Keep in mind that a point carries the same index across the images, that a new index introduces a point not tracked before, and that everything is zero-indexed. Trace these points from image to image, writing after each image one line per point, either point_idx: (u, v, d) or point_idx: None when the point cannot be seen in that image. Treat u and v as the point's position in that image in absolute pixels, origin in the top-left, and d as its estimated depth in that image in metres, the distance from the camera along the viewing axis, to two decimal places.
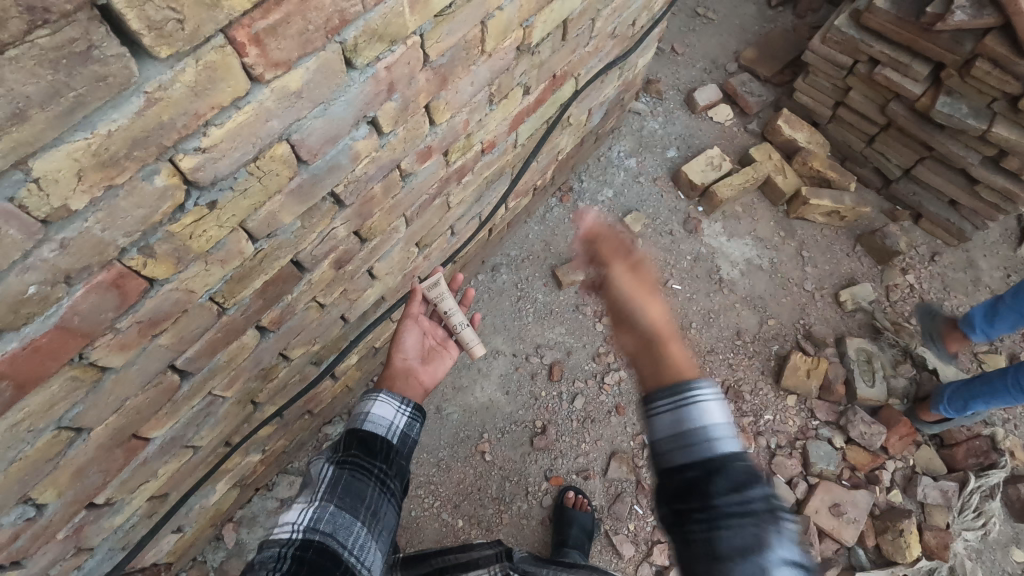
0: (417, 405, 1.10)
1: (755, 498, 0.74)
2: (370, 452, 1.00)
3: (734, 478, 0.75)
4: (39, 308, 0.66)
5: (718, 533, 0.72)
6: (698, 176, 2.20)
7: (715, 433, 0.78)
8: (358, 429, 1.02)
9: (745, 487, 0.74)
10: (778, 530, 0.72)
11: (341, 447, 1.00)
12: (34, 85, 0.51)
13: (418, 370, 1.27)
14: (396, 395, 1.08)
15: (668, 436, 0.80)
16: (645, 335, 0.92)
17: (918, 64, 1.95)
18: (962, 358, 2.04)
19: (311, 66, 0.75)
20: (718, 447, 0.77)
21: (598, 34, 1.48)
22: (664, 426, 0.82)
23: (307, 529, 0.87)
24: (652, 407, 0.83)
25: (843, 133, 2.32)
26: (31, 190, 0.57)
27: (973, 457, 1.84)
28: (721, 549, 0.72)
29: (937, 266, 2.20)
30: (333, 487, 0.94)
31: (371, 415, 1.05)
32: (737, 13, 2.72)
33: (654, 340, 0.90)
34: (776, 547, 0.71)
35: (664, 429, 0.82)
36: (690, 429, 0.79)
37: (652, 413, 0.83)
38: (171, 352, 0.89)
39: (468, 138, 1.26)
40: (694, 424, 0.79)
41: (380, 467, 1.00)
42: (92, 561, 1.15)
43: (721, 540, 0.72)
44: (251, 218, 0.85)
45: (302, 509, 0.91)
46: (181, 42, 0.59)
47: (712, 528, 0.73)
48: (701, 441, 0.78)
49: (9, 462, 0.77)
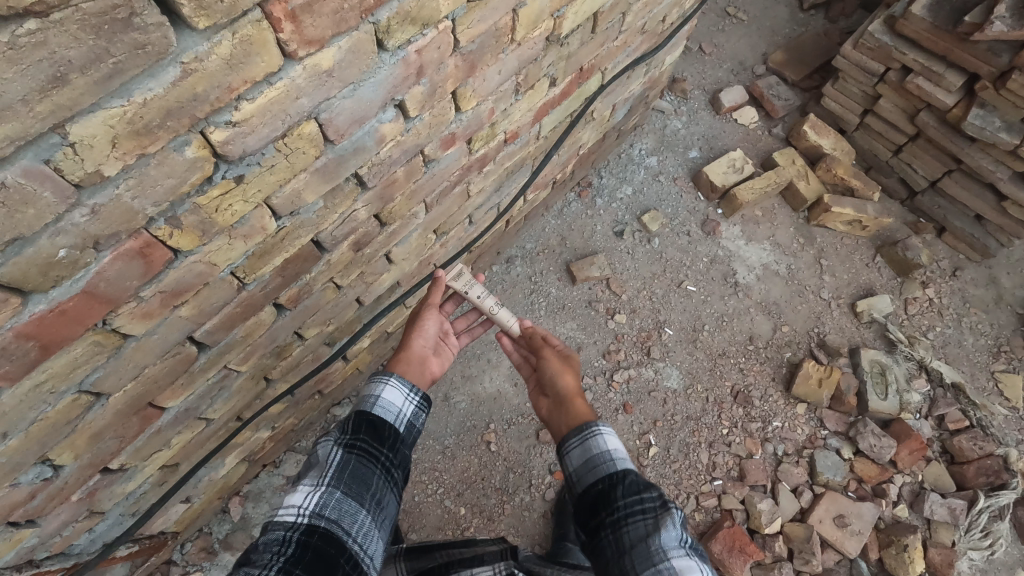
0: (424, 395, 1.12)
1: (646, 497, 0.96)
2: (379, 439, 1.01)
3: (628, 485, 0.99)
4: (68, 271, 0.67)
5: (623, 527, 0.94)
6: (719, 178, 2.19)
7: (611, 456, 1.05)
8: (368, 413, 1.03)
9: (637, 490, 0.98)
10: (668, 515, 0.93)
11: (349, 428, 1.00)
12: (76, 49, 0.52)
13: (430, 358, 1.28)
14: (406, 383, 1.10)
15: (578, 466, 1.07)
16: (555, 403, 1.23)
17: (952, 75, 1.91)
18: (978, 376, 2.01)
19: (343, 45, 0.75)
20: (615, 463, 1.03)
21: (628, 28, 1.47)
22: (577, 464, 1.07)
23: (313, 515, 0.88)
24: (566, 449, 1.10)
25: (870, 141, 2.30)
26: (67, 154, 0.58)
27: (984, 477, 1.80)
28: (626, 542, 0.92)
29: (959, 281, 2.16)
30: (340, 472, 0.94)
31: (381, 399, 1.06)
32: (768, 15, 2.68)
33: (562, 406, 1.21)
34: (666, 527, 0.92)
35: (577, 467, 1.07)
36: (595, 458, 1.05)
37: (566, 454, 1.10)
38: (191, 323, 0.90)
39: (492, 127, 1.26)
40: (596, 450, 1.06)
41: (386, 455, 1.01)
42: (103, 524, 1.17)
43: (624, 535, 0.93)
44: (275, 195, 0.85)
45: (309, 492, 0.91)
46: (220, 14, 0.59)
47: (618, 525, 0.95)
48: (602, 463, 1.04)
49: (30, 421, 0.79)
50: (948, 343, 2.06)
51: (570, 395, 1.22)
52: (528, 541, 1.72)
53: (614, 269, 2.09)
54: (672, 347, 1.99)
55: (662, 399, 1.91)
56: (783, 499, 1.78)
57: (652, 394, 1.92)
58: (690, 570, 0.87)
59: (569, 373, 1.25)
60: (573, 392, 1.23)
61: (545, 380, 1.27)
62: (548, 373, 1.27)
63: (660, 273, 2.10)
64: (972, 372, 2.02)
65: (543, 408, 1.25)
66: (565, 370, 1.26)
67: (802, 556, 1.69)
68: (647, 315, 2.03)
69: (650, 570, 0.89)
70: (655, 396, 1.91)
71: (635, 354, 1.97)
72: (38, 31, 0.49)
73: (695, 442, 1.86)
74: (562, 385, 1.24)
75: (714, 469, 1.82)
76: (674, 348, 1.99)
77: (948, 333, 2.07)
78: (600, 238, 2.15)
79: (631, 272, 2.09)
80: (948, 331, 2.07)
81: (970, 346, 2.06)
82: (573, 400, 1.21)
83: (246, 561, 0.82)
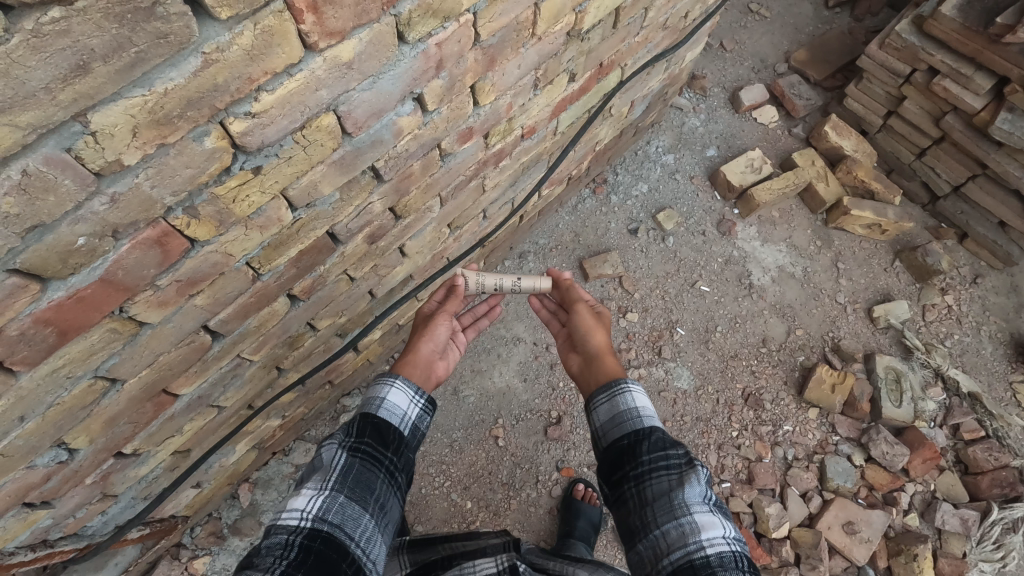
0: (429, 398, 1.13)
1: (672, 454, 0.95)
2: (383, 443, 1.01)
3: (654, 442, 0.98)
4: (86, 259, 0.67)
5: (646, 480, 0.94)
6: (737, 178, 2.16)
7: (638, 413, 1.04)
8: (373, 417, 1.04)
9: (663, 446, 0.97)
10: (693, 472, 0.92)
11: (353, 432, 1.00)
12: (99, 38, 0.52)
13: (437, 362, 1.28)
14: (411, 385, 1.11)
15: (604, 420, 1.07)
16: (584, 360, 1.26)
17: (980, 77, 1.87)
18: (996, 386, 1.97)
19: (363, 37, 0.74)
20: (642, 419, 1.03)
21: (649, 24, 1.45)
22: (603, 419, 1.07)
23: (316, 519, 0.87)
24: (593, 403, 1.11)
25: (893, 143, 2.26)
26: (88, 142, 0.58)
27: (998, 488, 1.77)
28: (648, 496, 0.93)
29: (979, 289, 2.12)
30: (344, 476, 0.93)
31: (387, 402, 1.07)
32: (792, 12, 2.64)
33: (592, 362, 1.23)
34: (690, 482, 0.91)
35: (603, 422, 1.07)
36: (622, 414, 1.05)
37: (593, 408, 1.10)
38: (206, 312, 0.91)
39: (510, 122, 1.25)
40: (623, 406, 1.06)
41: (390, 459, 1.00)
42: (116, 506, 1.19)
43: (647, 489, 0.93)
44: (292, 186, 0.85)
45: (312, 496, 0.90)
46: (241, 4, 0.59)
47: (641, 478, 0.95)
48: (629, 417, 1.04)
49: (46, 406, 0.79)
50: (966, 352, 2.02)
51: (600, 351, 1.25)
52: (533, 537, 1.73)
53: (628, 268, 2.08)
54: (683, 347, 1.97)
55: (672, 399, 1.90)
56: (792, 504, 1.76)
57: (662, 394, 1.90)
58: (713, 525, 0.86)
59: (600, 333, 1.29)
60: (602, 348, 1.26)
61: (577, 335, 1.31)
62: (581, 332, 1.30)
63: (673, 273, 2.08)
64: (989, 381, 1.98)
65: (574, 364, 1.28)
66: (597, 331, 1.29)
67: (809, 562, 1.68)
68: (659, 315, 2.02)
69: (672, 523, 0.88)
70: (665, 396, 1.90)
71: (645, 353, 1.96)
72: (62, 20, 0.49)
73: (705, 444, 1.85)
74: (593, 341, 1.27)
75: (722, 471, 1.81)
76: (685, 349, 1.97)
77: (966, 341, 2.04)
78: (614, 236, 2.13)
79: (643, 271, 2.08)
80: (966, 339, 2.04)
81: (988, 354, 2.02)
82: (603, 357, 1.23)
83: (249, 565, 0.81)
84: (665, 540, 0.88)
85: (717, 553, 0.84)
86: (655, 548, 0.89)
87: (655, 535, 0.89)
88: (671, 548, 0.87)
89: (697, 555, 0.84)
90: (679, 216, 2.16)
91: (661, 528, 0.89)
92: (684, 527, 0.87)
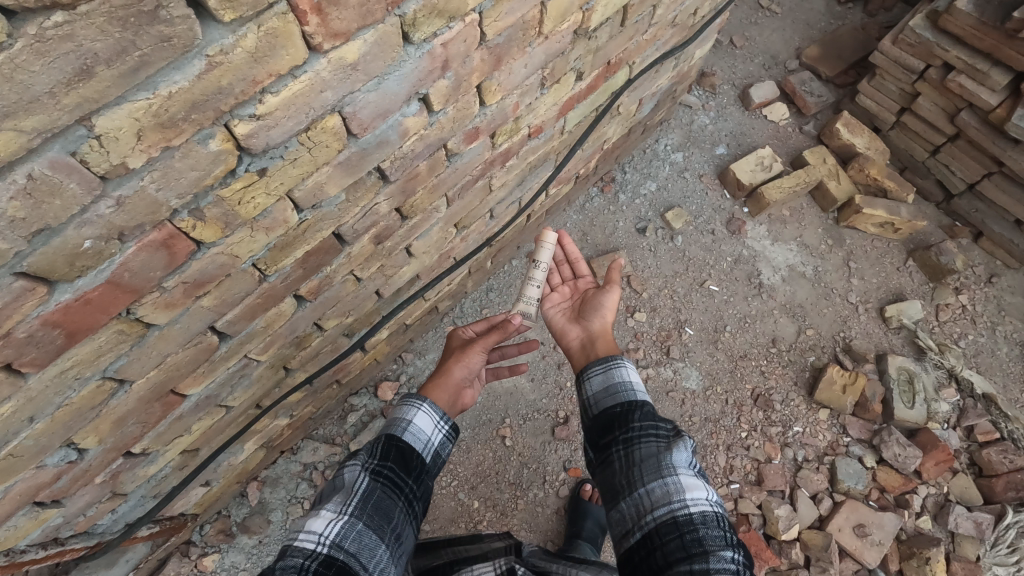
0: (453, 426, 1.14)
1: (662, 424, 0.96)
2: (406, 469, 1.02)
3: (645, 412, 0.99)
4: (93, 262, 0.68)
5: (635, 444, 0.94)
6: (747, 176, 2.14)
7: (631, 387, 1.05)
8: (398, 440, 1.05)
9: (653, 418, 0.98)
10: (681, 441, 0.92)
11: (377, 454, 1.01)
12: (103, 41, 0.52)
13: (463, 390, 1.29)
14: (438, 411, 1.13)
15: (597, 390, 1.07)
16: (586, 337, 1.25)
17: (996, 73, 1.84)
18: (1011, 388, 1.94)
19: (368, 38, 0.74)
20: (635, 394, 1.04)
21: (658, 22, 1.44)
22: (595, 389, 1.07)
23: (332, 545, 0.86)
24: (587, 373, 1.10)
25: (907, 140, 2.23)
26: (93, 146, 0.58)
27: (1013, 491, 1.74)
28: (635, 457, 0.92)
29: (994, 289, 2.08)
30: (364, 502, 0.93)
31: (412, 425, 1.08)
32: (803, 8, 2.60)
33: (595, 340, 1.22)
34: (677, 447, 0.91)
35: (595, 392, 1.07)
36: (616, 385, 1.06)
37: (587, 378, 1.10)
38: (213, 313, 0.91)
39: (516, 121, 1.24)
40: (618, 379, 1.07)
41: (410, 487, 1.01)
42: (125, 505, 1.20)
43: (635, 451, 0.93)
44: (298, 188, 0.85)
45: (331, 520, 0.89)
46: (245, 6, 0.59)
47: (631, 442, 0.95)
48: (623, 390, 1.05)
49: (55, 406, 0.80)
50: (980, 352, 1.99)
51: (601, 331, 1.25)
52: (540, 537, 1.73)
53: (636, 267, 2.06)
54: (692, 347, 1.96)
55: (680, 400, 1.88)
56: (803, 505, 1.75)
57: (670, 394, 1.89)
58: (697, 488, 0.86)
59: (609, 318, 1.27)
60: (604, 329, 1.25)
61: (588, 310, 1.29)
62: (597, 310, 1.28)
63: (683, 272, 2.07)
64: (1004, 383, 1.95)
65: (575, 337, 1.26)
66: (606, 316, 1.27)
67: (820, 564, 1.66)
68: (668, 314, 2.00)
69: (657, 482, 0.87)
70: (673, 396, 1.88)
71: (653, 353, 1.94)
72: (65, 24, 0.49)
73: (713, 445, 1.83)
74: (598, 322, 1.26)
75: (732, 472, 1.80)
76: (694, 348, 1.95)
77: (981, 341, 2.00)
78: (622, 235, 2.12)
79: (652, 271, 2.06)
80: (980, 340, 2.00)
81: (1003, 355, 1.98)
82: (605, 336, 1.23)
83: None
84: (649, 498, 0.87)
85: (700, 511, 0.83)
86: (638, 506, 0.87)
87: (639, 494, 0.88)
88: (655, 505, 0.86)
89: (681, 513, 0.83)
90: (687, 215, 2.14)
91: (646, 486, 0.88)
92: (669, 486, 0.86)
